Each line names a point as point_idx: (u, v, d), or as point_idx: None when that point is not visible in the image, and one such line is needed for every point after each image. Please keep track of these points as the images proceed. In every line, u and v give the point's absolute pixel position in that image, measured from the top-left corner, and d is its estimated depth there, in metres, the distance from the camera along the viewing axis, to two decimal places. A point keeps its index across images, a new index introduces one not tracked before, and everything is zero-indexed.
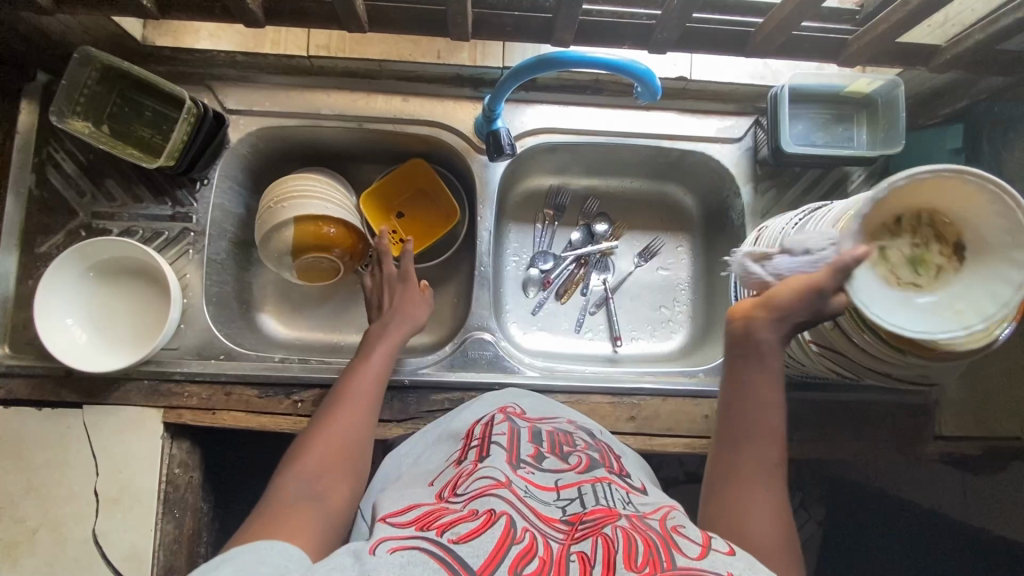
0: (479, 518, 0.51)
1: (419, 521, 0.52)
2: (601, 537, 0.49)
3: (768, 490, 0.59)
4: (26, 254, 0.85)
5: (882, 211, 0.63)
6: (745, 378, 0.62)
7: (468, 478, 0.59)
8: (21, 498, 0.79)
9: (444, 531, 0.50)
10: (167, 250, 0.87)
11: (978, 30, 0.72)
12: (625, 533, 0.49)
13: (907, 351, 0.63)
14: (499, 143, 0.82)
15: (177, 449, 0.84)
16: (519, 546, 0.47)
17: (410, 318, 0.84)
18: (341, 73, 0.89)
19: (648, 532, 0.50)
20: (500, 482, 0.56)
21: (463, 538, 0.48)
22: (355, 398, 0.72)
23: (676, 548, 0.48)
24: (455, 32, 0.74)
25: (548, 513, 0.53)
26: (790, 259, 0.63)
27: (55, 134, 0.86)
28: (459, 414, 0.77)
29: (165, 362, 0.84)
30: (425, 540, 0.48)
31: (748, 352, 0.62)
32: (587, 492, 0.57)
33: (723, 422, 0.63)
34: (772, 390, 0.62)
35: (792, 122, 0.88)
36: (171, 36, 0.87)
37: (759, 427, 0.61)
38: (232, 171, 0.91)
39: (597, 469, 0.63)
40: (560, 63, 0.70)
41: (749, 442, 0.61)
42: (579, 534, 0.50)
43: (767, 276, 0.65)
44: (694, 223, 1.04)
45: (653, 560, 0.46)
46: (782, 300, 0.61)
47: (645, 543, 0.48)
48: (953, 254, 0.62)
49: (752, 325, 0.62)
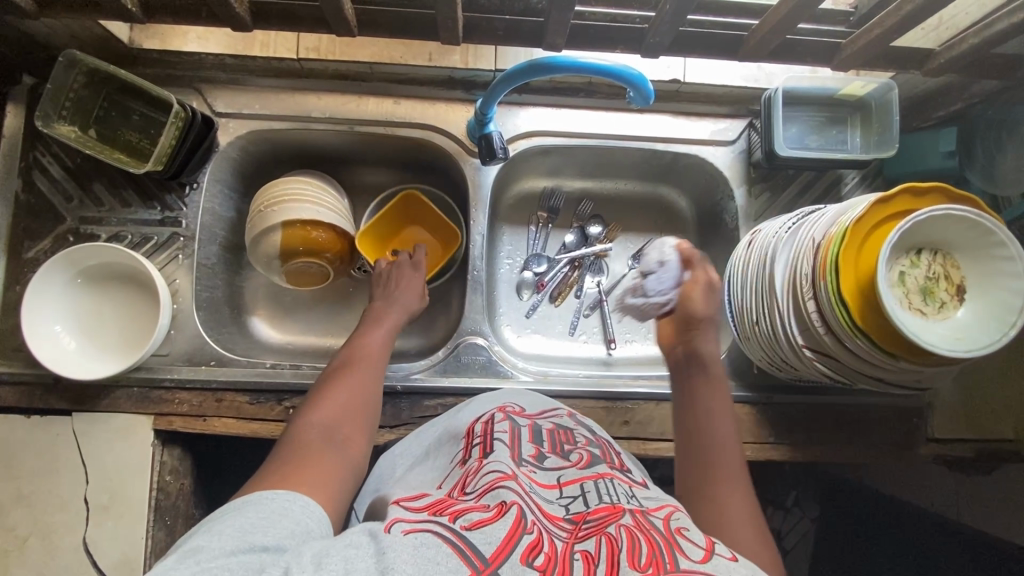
0: (490, 509, 0.50)
1: (431, 507, 0.53)
2: (605, 536, 0.48)
3: (730, 485, 0.62)
4: (14, 259, 0.84)
5: (909, 237, 0.68)
6: (696, 389, 0.72)
7: (476, 475, 0.58)
8: (10, 506, 0.78)
9: (456, 518, 0.49)
10: (156, 255, 0.86)
11: (972, 34, 0.71)
12: (629, 531, 0.49)
13: (900, 357, 0.66)
14: (490, 146, 0.81)
15: (168, 456, 0.83)
16: (528, 538, 0.47)
17: (411, 303, 0.85)
18: (331, 75, 0.88)
19: (651, 533, 0.49)
20: (507, 475, 0.56)
21: (474, 525, 0.48)
22: (360, 362, 0.74)
23: (679, 551, 0.47)
24: (446, 36, 0.73)
25: (551, 511, 0.52)
26: (655, 278, 0.82)
27: (41, 138, 0.85)
28: (460, 414, 0.76)
29: (155, 368, 0.83)
30: (438, 525, 0.48)
31: (692, 365, 0.73)
32: (589, 490, 0.57)
33: (683, 434, 0.69)
34: (723, 398, 0.71)
35: (786, 124, 0.88)
36: (159, 39, 0.85)
37: (710, 431, 0.68)
38: (221, 174, 0.90)
39: (598, 466, 0.62)
40: (551, 68, 0.69)
41: (714, 448, 0.66)
42: (583, 532, 0.49)
43: (656, 298, 0.81)
44: (688, 225, 1.04)
45: (657, 560, 0.45)
46: (694, 308, 0.76)
47: (649, 544, 0.47)
48: (957, 294, 0.68)
49: (688, 343, 0.75)
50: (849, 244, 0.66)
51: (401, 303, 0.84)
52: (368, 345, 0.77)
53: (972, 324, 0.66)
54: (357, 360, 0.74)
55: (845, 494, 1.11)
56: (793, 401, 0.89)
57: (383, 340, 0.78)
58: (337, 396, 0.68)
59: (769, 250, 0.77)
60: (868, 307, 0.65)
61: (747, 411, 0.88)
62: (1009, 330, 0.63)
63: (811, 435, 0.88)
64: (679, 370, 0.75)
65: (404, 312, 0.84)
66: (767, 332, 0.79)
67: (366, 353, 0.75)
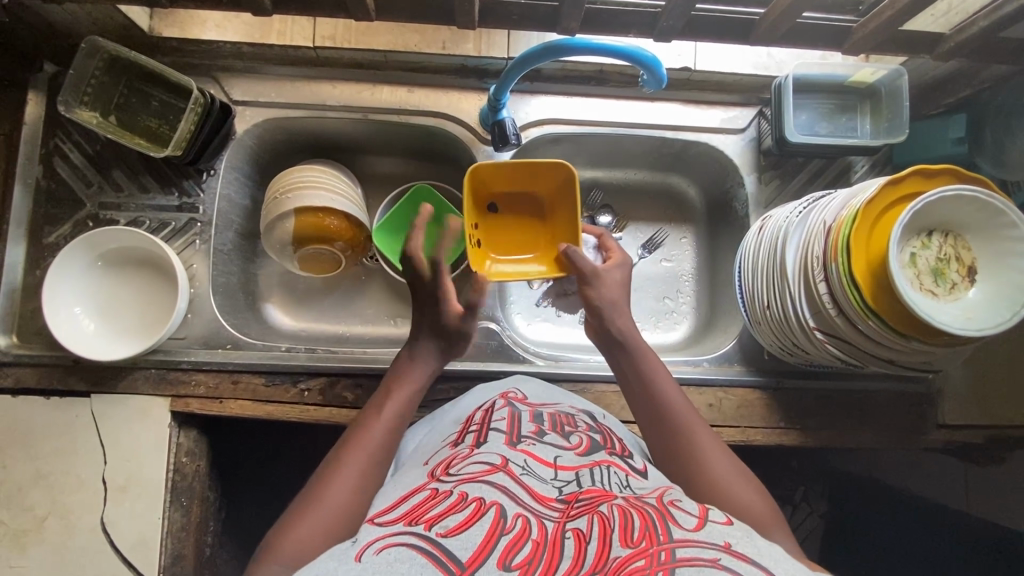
0: (468, 508, 0.49)
1: (407, 516, 0.51)
2: (597, 515, 0.48)
3: (716, 453, 0.64)
4: (34, 244, 0.85)
5: (920, 218, 0.68)
6: (636, 367, 0.71)
7: (463, 460, 0.58)
8: (29, 487, 0.79)
9: (432, 524, 0.48)
10: (174, 241, 0.88)
11: (981, 18, 0.72)
12: (620, 510, 0.49)
13: (911, 338, 0.66)
14: (503, 133, 0.82)
15: (184, 438, 0.84)
16: (508, 536, 0.46)
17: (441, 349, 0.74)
18: (346, 64, 0.90)
19: (643, 508, 0.50)
20: (495, 467, 0.56)
21: (451, 532, 0.47)
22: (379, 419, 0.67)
23: (673, 521, 0.48)
24: (463, 20, 0.75)
25: (543, 492, 0.53)
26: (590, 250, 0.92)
27: (63, 125, 0.86)
28: (459, 403, 0.77)
29: (172, 351, 0.84)
30: (413, 536, 0.47)
31: (616, 349, 0.73)
32: (584, 475, 0.57)
33: (644, 410, 0.69)
34: (668, 373, 0.71)
35: (796, 111, 0.88)
36: (178, 27, 0.87)
37: (667, 403, 0.68)
38: (238, 162, 0.91)
39: (597, 451, 0.62)
40: (566, 50, 0.70)
41: (675, 420, 0.66)
42: (574, 512, 0.50)
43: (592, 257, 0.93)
44: (697, 214, 1.05)
45: (649, 534, 0.46)
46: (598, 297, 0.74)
47: (642, 518, 0.48)
48: (967, 275, 0.68)
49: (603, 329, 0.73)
50: (859, 227, 0.66)
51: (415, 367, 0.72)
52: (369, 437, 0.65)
53: (984, 304, 0.67)
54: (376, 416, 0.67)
55: (854, 486, 1.11)
56: (804, 386, 0.89)
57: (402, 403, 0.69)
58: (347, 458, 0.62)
59: (778, 235, 0.78)
60: (878, 290, 0.65)
61: (757, 395, 0.89)
62: (1019, 310, 0.64)
63: (821, 420, 0.89)
64: (618, 365, 0.74)
65: (425, 375, 0.72)
66: (778, 316, 0.79)
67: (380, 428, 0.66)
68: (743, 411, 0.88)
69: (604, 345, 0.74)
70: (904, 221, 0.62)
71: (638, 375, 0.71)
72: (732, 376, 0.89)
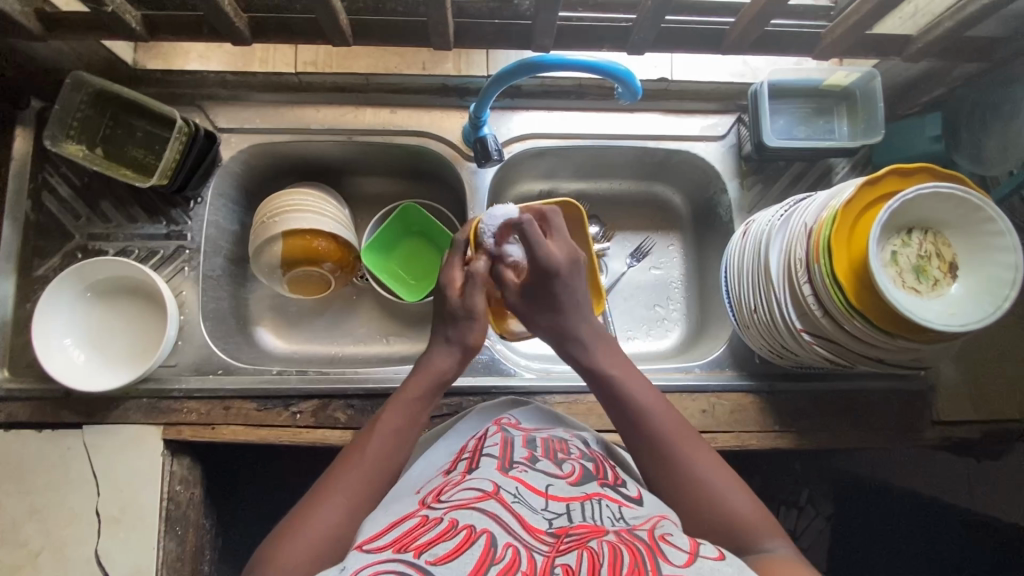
0: (458, 535, 0.48)
1: (396, 543, 0.49)
2: (587, 550, 0.47)
3: (704, 461, 0.62)
4: (24, 278, 0.86)
5: (901, 215, 0.69)
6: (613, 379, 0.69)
7: (455, 487, 0.57)
8: (22, 521, 0.79)
9: (422, 552, 0.47)
10: (163, 269, 0.88)
11: (946, 19, 0.74)
12: (612, 545, 0.48)
13: (898, 336, 0.66)
14: (486, 149, 0.84)
15: (177, 465, 0.84)
16: (498, 567, 0.45)
17: (449, 367, 0.71)
18: (329, 88, 0.91)
19: (635, 544, 0.48)
20: (486, 494, 0.55)
21: (440, 560, 0.45)
22: (385, 435, 0.65)
23: (662, 557, 0.46)
24: (439, 41, 0.76)
25: (534, 523, 0.52)
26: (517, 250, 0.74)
27: (51, 159, 0.87)
28: (450, 433, 0.75)
29: (164, 379, 0.85)
30: (402, 563, 0.45)
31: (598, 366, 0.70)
32: (575, 507, 0.55)
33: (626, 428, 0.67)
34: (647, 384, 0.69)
35: (774, 117, 0.89)
36: (161, 59, 0.92)
37: (647, 415, 0.66)
38: (225, 188, 0.92)
39: (589, 482, 0.60)
40: (539, 67, 0.71)
41: (659, 432, 0.65)
42: (565, 546, 0.48)
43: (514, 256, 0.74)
44: (683, 221, 1.05)
45: (639, 570, 0.44)
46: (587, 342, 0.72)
47: (632, 554, 0.47)
48: (948, 271, 0.69)
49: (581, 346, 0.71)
50: (840, 227, 0.67)
51: (431, 377, 0.70)
52: (370, 451, 0.64)
53: (966, 299, 0.67)
54: (383, 431, 0.66)
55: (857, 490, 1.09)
56: (797, 387, 0.89)
57: (409, 420, 0.67)
58: (352, 472, 0.62)
59: (762, 237, 0.78)
60: (862, 288, 0.66)
61: (751, 399, 0.89)
62: (1003, 303, 0.64)
63: (817, 421, 0.88)
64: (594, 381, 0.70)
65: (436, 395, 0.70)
66: (766, 319, 0.79)
67: (383, 442, 0.65)
68: (736, 415, 0.88)
69: (574, 360, 0.72)
70: (878, 223, 0.62)
71: (614, 394, 0.68)
72: (725, 381, 0.89)
